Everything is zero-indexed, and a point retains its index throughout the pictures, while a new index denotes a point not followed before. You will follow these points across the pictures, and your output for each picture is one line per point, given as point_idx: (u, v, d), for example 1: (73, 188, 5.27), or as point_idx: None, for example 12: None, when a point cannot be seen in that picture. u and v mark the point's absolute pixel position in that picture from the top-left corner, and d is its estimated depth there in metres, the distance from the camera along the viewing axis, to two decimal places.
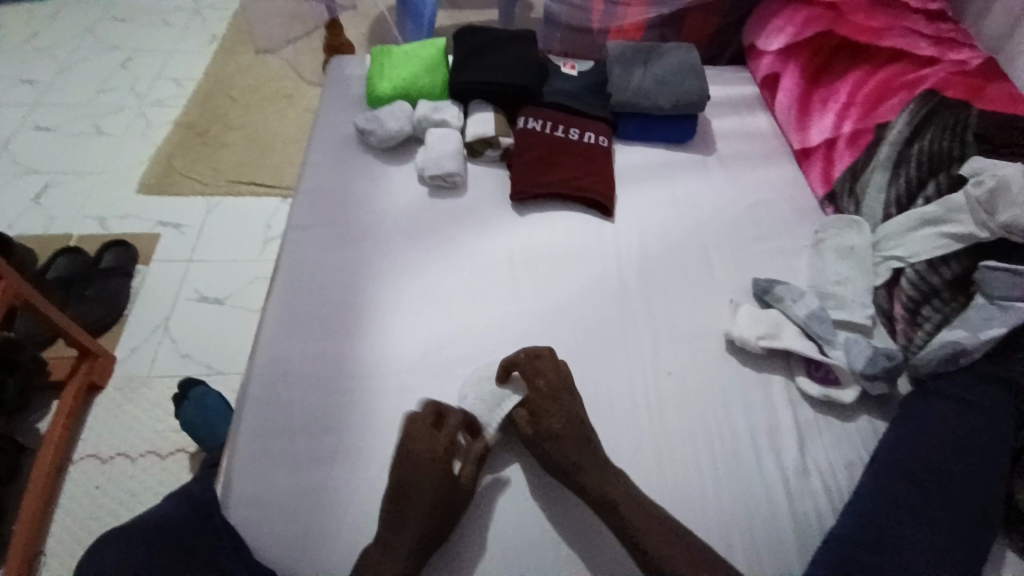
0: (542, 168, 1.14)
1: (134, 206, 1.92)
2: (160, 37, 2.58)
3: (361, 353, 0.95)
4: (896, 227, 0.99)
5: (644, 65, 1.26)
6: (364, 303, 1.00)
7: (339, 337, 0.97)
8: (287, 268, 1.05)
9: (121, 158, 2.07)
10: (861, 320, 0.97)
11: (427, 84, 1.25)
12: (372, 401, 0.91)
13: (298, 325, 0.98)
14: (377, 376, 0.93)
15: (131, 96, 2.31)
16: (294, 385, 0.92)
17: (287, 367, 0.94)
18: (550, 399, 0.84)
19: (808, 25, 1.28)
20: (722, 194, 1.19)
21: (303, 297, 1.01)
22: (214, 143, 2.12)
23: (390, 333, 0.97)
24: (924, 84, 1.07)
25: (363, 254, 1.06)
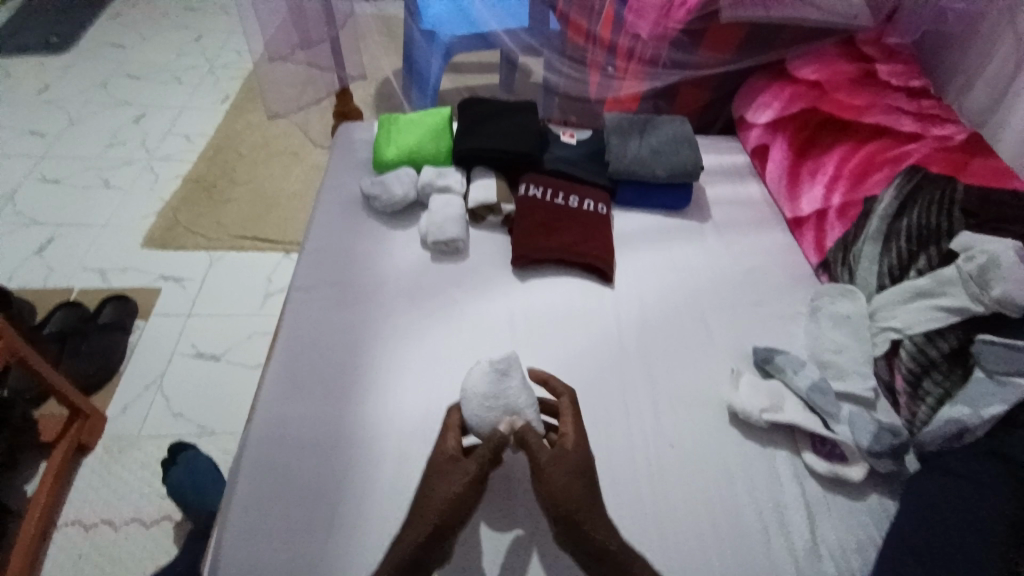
0: (544, 233, 1.15)
1: (135, 259, 1.93)
2: (172, 95, 2.69)
3: (362, 418, 0.94)
4: (891, 297, 1.01)
5: (640, 136, 1.31)
6: (366, 364, 1.00)
7: (339, 401, 0.96)
8: (290, 329, 1.05)
9: (126, 211, 2.11)
10: (862, 392, 0.97)
11: (431, 151, 1.28)
12: (371, 468, 0.89)
13: (298, 387, 0.97)
14: (378, 440, 0.91)
15: (141, 152, 2.37)
16: (292, 450, 0.90)
17: (286, 430, 0.92)
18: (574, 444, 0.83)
19: (793, 101, 1.36)
20: (718, 259, 1.21)
21: (304, 357, 1.01)
22: (220, 198, 2.16)
23: (392, 395, 0.96)
24: (908, 160, 1.13)
25: (365, 316, 1.07)
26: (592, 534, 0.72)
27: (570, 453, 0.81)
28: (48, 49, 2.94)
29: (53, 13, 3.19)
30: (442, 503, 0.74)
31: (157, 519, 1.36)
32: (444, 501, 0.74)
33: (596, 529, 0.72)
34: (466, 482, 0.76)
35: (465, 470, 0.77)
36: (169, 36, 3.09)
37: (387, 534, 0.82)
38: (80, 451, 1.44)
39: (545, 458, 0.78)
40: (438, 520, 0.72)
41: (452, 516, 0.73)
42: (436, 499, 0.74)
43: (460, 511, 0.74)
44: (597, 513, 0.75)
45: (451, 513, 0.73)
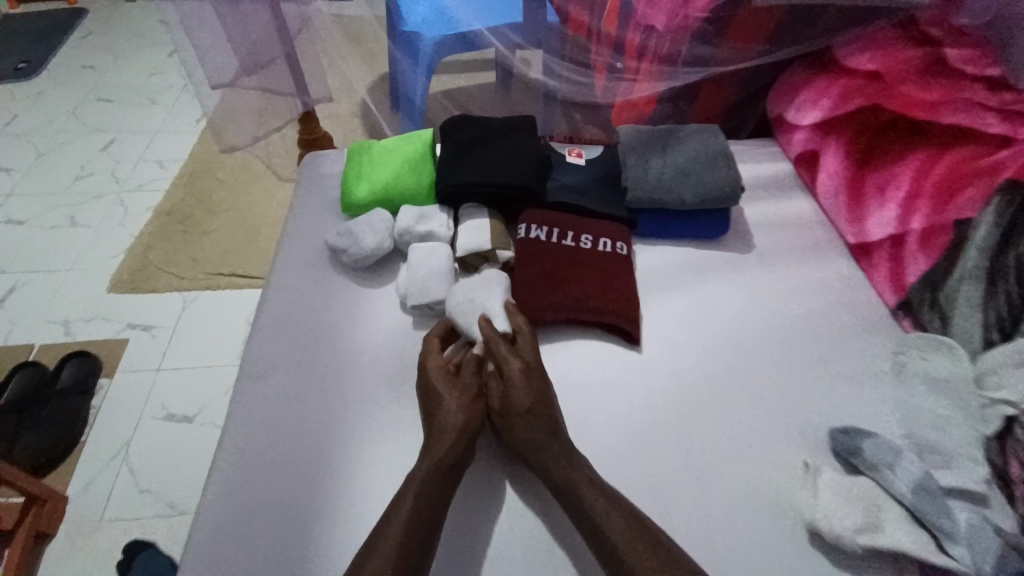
0: (552, 287, 0.93)
1: (102, 306, 1.76)
2: (145, 117, 2.51)
3: (342, 484, 0.78)
4: (1005, 359, 0.78)
5: (663, 152, 1.09)
6: (347, 423, 0.83)
7: (314, 463, 0.79)
8: (234, 437, 0.82)
9: (94, 251, 1.93)
10: (975, 486, 0.73)
11: (409, 186, 1.06)
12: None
13: (262, 452, 0.80)
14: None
15: (111, 182, 2.19)
16: (256, 525, 0.74)
17: (249, 502, 0.76)
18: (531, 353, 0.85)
19: (848, 97, 1.10)
20: (767, 301, 0.99)
21: (267, 420, 0.83)
22: (196, 231, 1.97)
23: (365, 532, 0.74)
24: (1004, 172, 0.89)
25: (344, 368, 0.89)
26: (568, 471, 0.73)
27: (535, 369, 0.83)
28: (15, 75, 2.76)
29: (22, 35, 3.02)
30: (452, 418, 0.78)
31: None
32: (455, 411, 0.78)
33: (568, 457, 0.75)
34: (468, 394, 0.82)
35: (460, 382, 0.83)
36: (144, 52, 2.91)
37: None
38: (39, 539, 1.28)
39: (504, 352, 0.84)
40: (455, 438, 0.76)
41: (465, 425, 0.77)
42: (445, 407, 0.79)
43: (470, 416, 0.79)
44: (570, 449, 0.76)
45: (460, 440, 0.76)
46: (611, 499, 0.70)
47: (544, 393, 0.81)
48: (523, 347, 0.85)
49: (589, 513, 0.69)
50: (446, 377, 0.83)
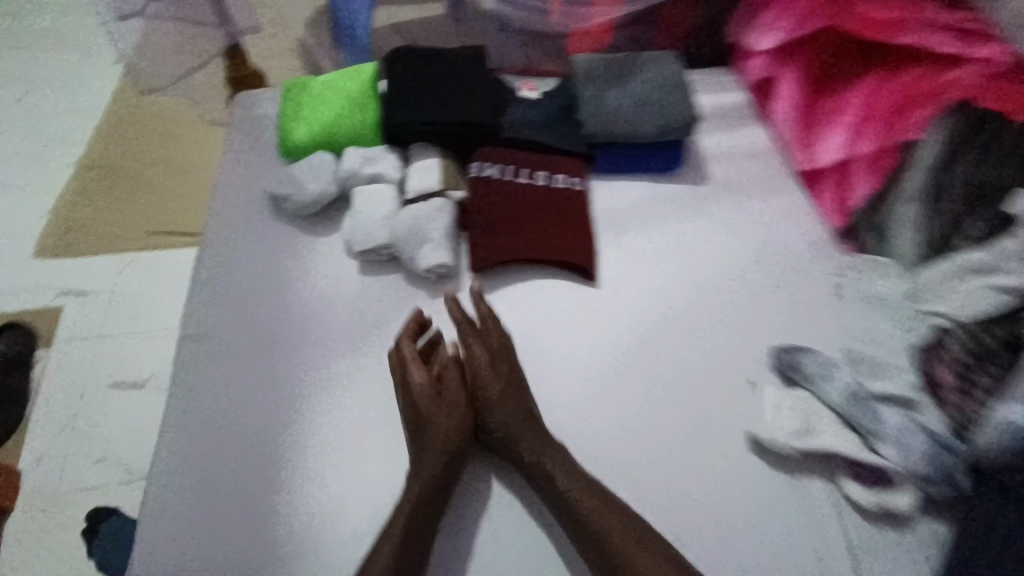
0: (505, 227, 0.91)
1: (31, 272, 1.62)
2: (43, 52, 2.19)
3: (293, 467, 0.75)
4: (935, 275, 0.84)
5: (619, 81, 1.04)
6: (295, 402, 0.79)
7: (262, 446, 0.76)
8: (178, 418, 0.78)
9: (14, 212, 1.76)
10: (902, 393, 0.80)
11: (352, 125, 0.98)
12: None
13: (208, 435, 0.77)
14: (318, 547, 0.70)
15: (22, 135, 1.96)
16: (204, 511, 0.72)
17: (195, 486, 0.73)
18: (501, 356, 0.80)
19: (807, 20, 1.08)
20: (724, 235, 0.98)
21: (210, 402, 0.79)
22: (123, 186, 1.79)
23: (334, 485, 0.74)
24: (952, 91, 0.91)
25: (290, 345, 0.83)
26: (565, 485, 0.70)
27: (511, 370, 0.79)
28: None
29: None
30: (440, 441, 0.73)
31: None
32: (442, 434, 0.74)
33: (557, 467, 0.71)
34: (453, 414, 0.76)
35: (445, 400, 0.78)
36: None
37: None
38: None
39: (480, 356, 0.80)
40: (443, 463, 0.72)
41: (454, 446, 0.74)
42: (431, 431, 0.74)
43: (456, 437, 0.75)
44: (560, 455, 0.72)
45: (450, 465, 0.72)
46: (609, 508, 0.68)
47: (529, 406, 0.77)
48: (494, 345, 0.81)
49: (591, 527, 0.67)
50: (430, 398, 0.77)
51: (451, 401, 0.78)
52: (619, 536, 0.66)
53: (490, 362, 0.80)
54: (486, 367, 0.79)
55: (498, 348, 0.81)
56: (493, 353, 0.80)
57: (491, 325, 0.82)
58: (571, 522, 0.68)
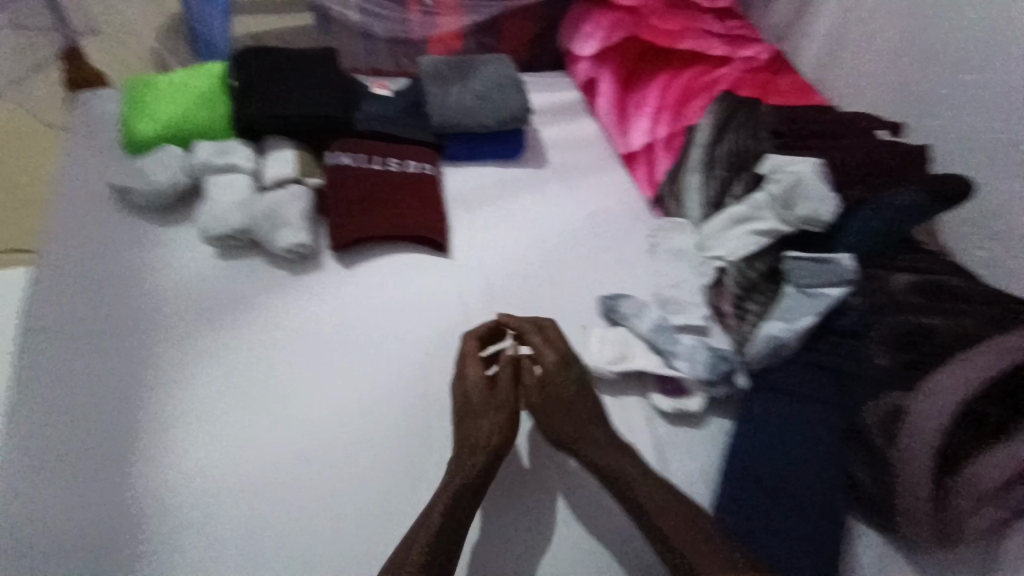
0: (362, 209, 1.00)
1: None
2: None
3: (154, 443, 0.79)
4: (713, 227, 1.03)
5: (461, 80, 1.18)
6: (155, 384, 0.83)
7: (121, 427, 0.79)
8: (26, 409, 0.80)
9: None
10: (697, 321, 0.99)
11: (202, 120, 1.03)
12: (179, 541, 0.73)
13: (60, 423, 0.79)
14: (185, 506, 0.75)
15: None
16: (57, 491, 0.75)
17: (47, 469, 0.76)
18: (563, 362, 0.86)
19: (615, 29, 1.28)
20: (559, 209, 1.15)
21: (63, 392, 0.81)
22: None
23: (201, 451, 0.79)
24: (719, 85, 1.16)
25: (150, 332, 0.87)
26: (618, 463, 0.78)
27: (572, 372, 0.86)
28: None
29: None
30: (484, 439, 0.79)
31: None
32: (485, 433, 0.79)
33: (613, 457, 0.78)
34: (503, 415, 0.82)
35: (494, 401, 0.83)
36: None
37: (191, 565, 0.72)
38: None
39: (549, 355, 0.86)
40: (488, 455, 0.77)
41: (499, 442, 0.79)
42: (477, 430, 0.80)
43: (500, 436, 0.80)
44: (618, 448, 0.80)
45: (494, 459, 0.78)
46: (664, 490, 0.75)
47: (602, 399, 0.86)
48: (545, 354, 0.86)
49: (637, 496, 0.75)
50: (484, 400, 0.82)
51: (502, 401, 0.83)
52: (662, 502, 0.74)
53: (544, 368, 0.86)
54: (538, 373, 0.86)
55: (540, 356, 0.87)
56: (541, 360, 0.87)
57: (530, 334, 0.89)
58: (623, 496, 0.76)
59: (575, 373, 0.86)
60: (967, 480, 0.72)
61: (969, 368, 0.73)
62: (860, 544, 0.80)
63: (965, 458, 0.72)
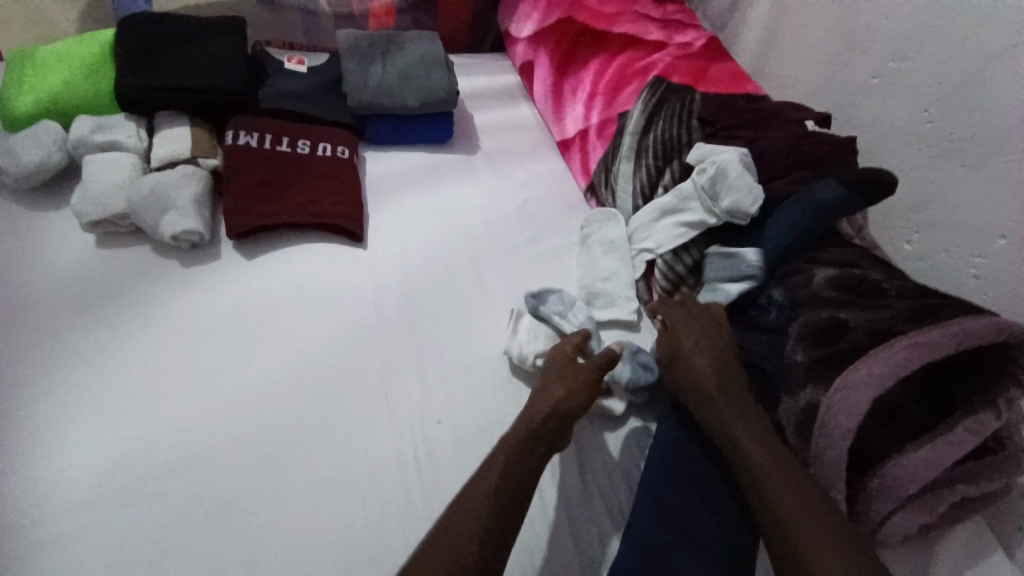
0: (266, 194, 0.92)
1: None
2: None
3: (6, 455, 0.67)
4: (643, 218, 0.99)
5: (383, 58, 1.10)
6: (17, 388, 0.72)
7: None
8: None
9: None
10: (627, 316, 0.95)
11: (85, 92, 0.92)
12: (8, 565, 0.61)
13: None
14: (27, 529, 0.63)
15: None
16: None
17: None
18: (710, 319, 0.85)
19: (551, 11, 1.25)
20: (489, 195, 1.09)
21: None
22: None
23: (46, 460, 0.67)
24: (653, 70, 1.11)
25: (8, 330, 0.76)
26: (737, 434, 0.72)
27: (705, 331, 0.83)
28: None
29: None
30: (550, 406, 0.73)
31: None
32: (556, 399, 0.74)
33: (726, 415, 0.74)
34: (581, 386, 0.76)
35: (574, 374, 0.78)
36: None
37: None
38: None
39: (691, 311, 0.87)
40: (539, 425, 0.71)
41: (557, 417, 0.72)
42: (545, 399, 0.74)
43: (574, 408, 0.73)
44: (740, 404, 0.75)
45: (569, 406, 0.73)
46: (775, 458, 0.68)
47: (728, 364, 0.80)
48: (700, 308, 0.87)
49: (745, 464, 0.69)
50: (563, 372, 0.78)
51: (583, 372, 0.78)
52: (770, 471, 0.67)
53: (681, 329, 0.85)
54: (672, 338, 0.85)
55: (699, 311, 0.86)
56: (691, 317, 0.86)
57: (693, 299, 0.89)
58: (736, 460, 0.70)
59: (720, 338, 0.83)
60: (887, 480, 0.69)
61: (883, 363, 0.71)
62: None
63: (886, 457, 0.69)
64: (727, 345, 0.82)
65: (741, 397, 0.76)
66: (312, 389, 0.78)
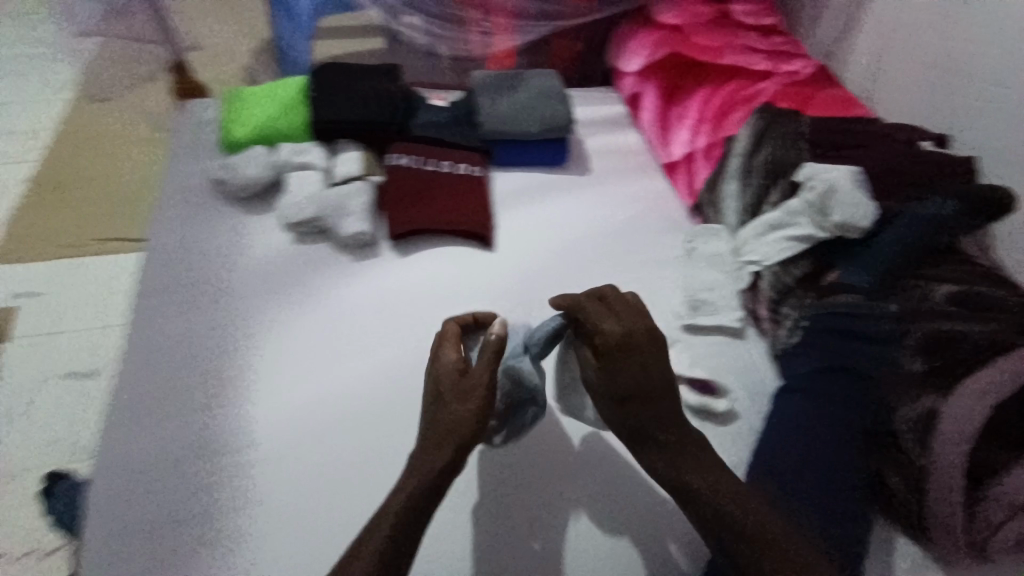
0: (416, 205, 1.10)
1: None
2: None
3: (229, 413, 0.88)
4: (750, 232, 1.04)
5: (511, 92, 1.27)
6: (235, 357, 0.93)
7: (204, 403, 0.89)
8: (128, 367, 0.92)
9: None
10: (731, 323, 1.02)
11: (285, 125, 1.17)
12: (238, 486, 0.82)
13: (148, 396, 0.89)
14: (249, 465, 0.84)
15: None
16: (147, 467, 0.83)
17: (137, 451, 0.84)
18: (622, 343, 0.75)
19: (659, 47, 1.36)
20: (599, 209, 1.21)
21: (154, 363, 0.92)
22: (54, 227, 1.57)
23: (256, 412, 0.88)
24: (759, 99, 1.20)
25: (227, 310, 0.98)
26: (693, 482, 0.70)
27: (617, 350, 0.75)
28: None
29: None
30: (454, 426, 0.73)
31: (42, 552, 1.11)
32: (460, 418, 0.73)
33: (658, 429, 0.74)
34: (478, 403, 0.74)
35: (468, 388, 0.75)
36: None
37: (270, 514, 0.80)
38: None
39: (591, 319, 0.78)
40: (454, 446, 0.72)
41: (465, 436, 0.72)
42: (451, 416, 0.73)
43: (476, 426, 0.73)
44: (682, 431, 0.74)
45: (473, 431, 0.73)
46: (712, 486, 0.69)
47: (675, 407, 0.75)
48: (606, 326, 0.77)
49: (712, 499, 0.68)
50: (460, 387, 0.75)
51: (479, 389, 0.75)
52: (733, 516, 0.66)
53: (601, 349, 0.76)
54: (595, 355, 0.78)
55: (606, 331, 0.76)
56: (617, 336, 0.76)
57: (621, 306, 0.79)
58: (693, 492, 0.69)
59: (643, 352, 0.75)
60: (1006, 489, 0.71)
61: (1002, 373, 0.74)
62: (899, 562, 0.76)
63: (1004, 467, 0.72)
64: (658, 359, 0.76)
65: (690, 435, 0.74)
66: None
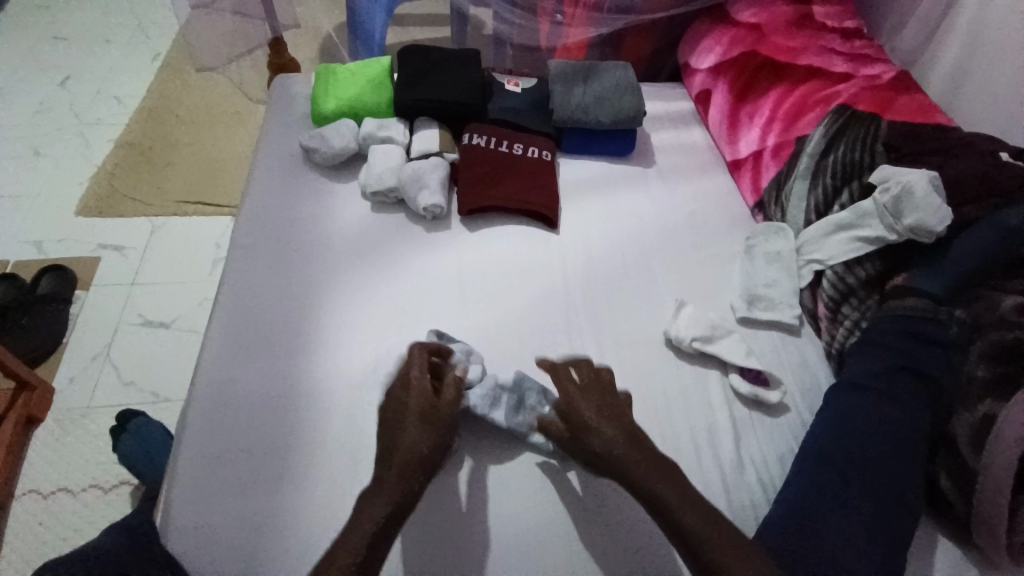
0: (488, 183, 1.16)
1: (51, 213, 1.65)
2: (86, 19, 2.35)
3: (311, 366, 0.94)
4: (816, 232, 1.06)
5: (584, 82, 1.31)
6: (317, 314, 1.00)
7: (291, 355, 0.95)
8: (222, 314, 0.99)
9: (44, 163, 1.78)
10: (788, 320, 1.03)
11: (373, 102, 1.26)
12: (319, 434, 0.87)
13: (240, 342, 0.96)
14: (331, 413, 0.89)
15: (55, 89, 2.03)
16: (238, 408, 0.89)
17: (230, 391, 0.91)
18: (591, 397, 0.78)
19: (734, 45, 1.38)
20: (662, 201, 1.24)
21: (243, 312, 0.99)
22: (147, 189, 1.71)
23: (337, 365, 0.94)
24: (837, 100, 1.18)
25: (313, 269, 1.05)
26: (663, 493, 0.68)
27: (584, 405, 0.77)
28: None
29: None
30: (413, 448, 0.71)
31: (115, 485, 1.19)
32: (417, 442, 0.72)
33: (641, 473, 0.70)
34: (440, 430, 0.74)
35: (430, 416, 0.75)
36: None
37: (348, 456, 0.85)
38: (28, 425, 1.24)
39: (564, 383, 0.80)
40: (417, 467, 0.70)
41: (428, 459, 0.71)
42: (409, 439, 0.72)
43: (435, 453, 0.72)
44: (667, 475, 0.70)
45: (430, 457, 0.72)
46: (700, 514, 0.67)
47: (631, 425, 0.75)
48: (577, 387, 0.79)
49: (688, 536, 0.66)
50: (427, 413, 0.75)
51: (440, 418, 0.75)
52: (699, 531, 0.65)
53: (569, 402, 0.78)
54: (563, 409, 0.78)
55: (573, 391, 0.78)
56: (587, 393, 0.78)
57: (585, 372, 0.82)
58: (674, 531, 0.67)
59: (618, 412, 0.77)
60: None
61: None
62: (942, 561, 0.77)
63: None
64: (627, 414, 0.77)
65: (659, 454, 0.72)
66: (517, 338, 0.98)
